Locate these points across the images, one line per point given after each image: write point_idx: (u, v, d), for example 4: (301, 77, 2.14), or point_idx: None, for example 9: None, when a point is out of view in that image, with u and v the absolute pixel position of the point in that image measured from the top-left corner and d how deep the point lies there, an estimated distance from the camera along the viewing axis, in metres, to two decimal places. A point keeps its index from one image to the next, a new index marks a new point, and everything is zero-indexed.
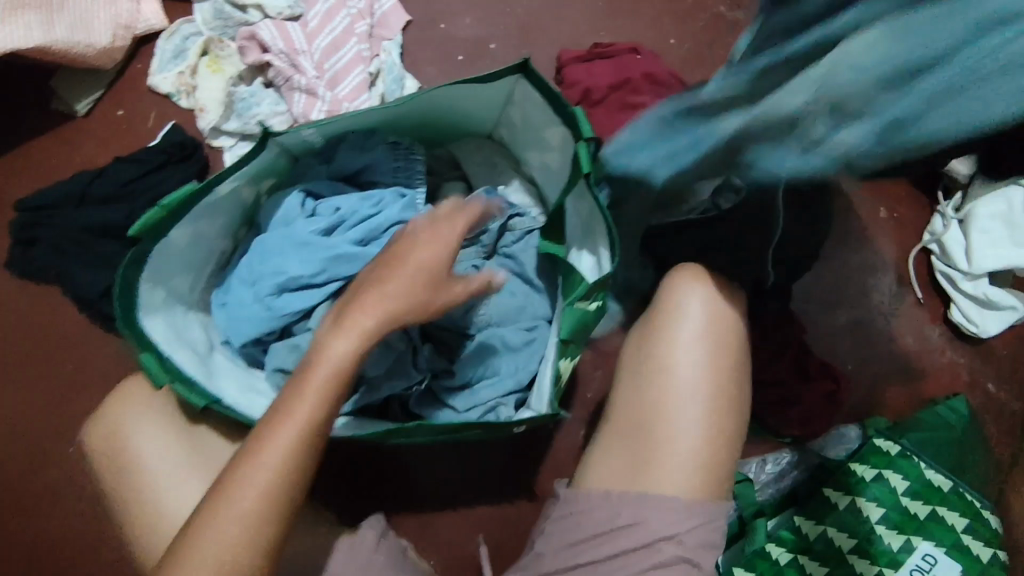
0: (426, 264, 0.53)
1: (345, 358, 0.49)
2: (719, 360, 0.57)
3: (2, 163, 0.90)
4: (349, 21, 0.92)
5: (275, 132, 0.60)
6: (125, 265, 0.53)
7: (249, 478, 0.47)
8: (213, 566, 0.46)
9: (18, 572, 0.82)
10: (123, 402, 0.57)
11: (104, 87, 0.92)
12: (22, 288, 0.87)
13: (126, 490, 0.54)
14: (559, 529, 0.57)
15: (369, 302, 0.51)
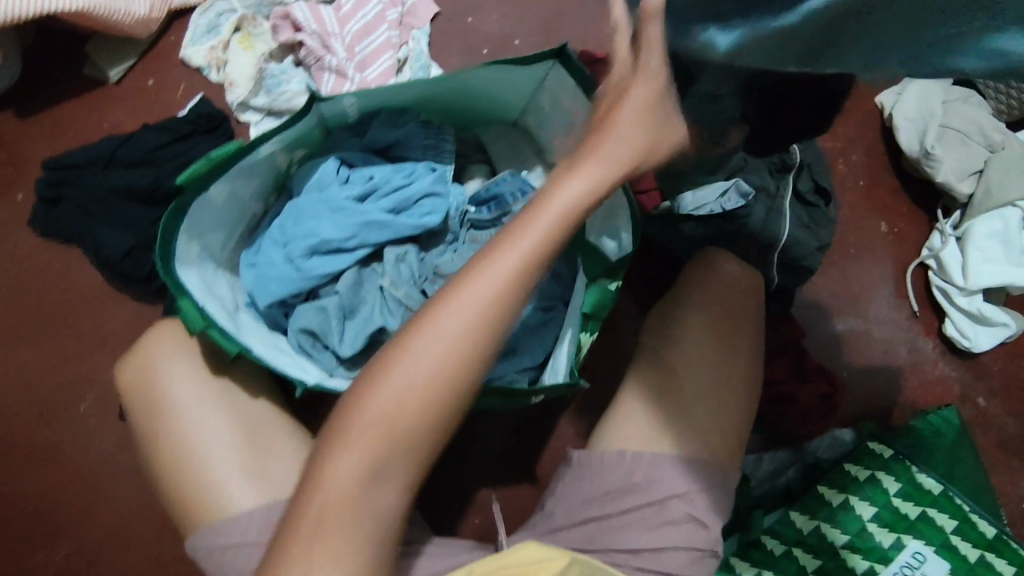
0: (646, 106, 0.49)
1: (577, 197, 0.48)
2: (732, 342, 0.63)
3: (31, 122, 0.91)
4: (381, 7, 0.94)
5: (318, 99, 0.62)
6: (168, 214, 0.55)
7: (464, 306, 0.46)
8: (417, 387, 0.46)
9: (25, 520, 0.84)
10: (153, 348, 0.61)
11: (137, 55, 0.94)
12: (43, 246, 0.89)
13: (155, 429, 0.58)
14: (576, 491, 0.62)
15: (597, 145, 0.49)
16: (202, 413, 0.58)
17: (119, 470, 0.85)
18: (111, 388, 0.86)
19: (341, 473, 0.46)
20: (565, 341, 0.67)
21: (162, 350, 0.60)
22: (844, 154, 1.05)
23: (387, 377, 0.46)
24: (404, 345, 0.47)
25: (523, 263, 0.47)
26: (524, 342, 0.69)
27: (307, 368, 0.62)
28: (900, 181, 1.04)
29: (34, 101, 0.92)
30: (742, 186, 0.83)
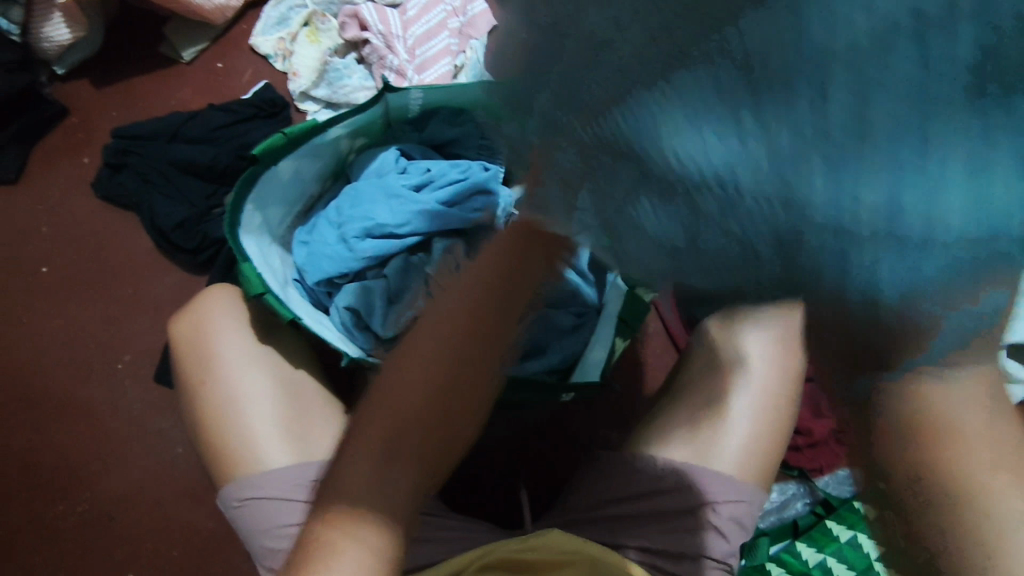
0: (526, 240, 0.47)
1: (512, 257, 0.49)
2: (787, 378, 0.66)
3: (104, 92, 0.96)
4: (443, 15, 0.97)
5: (389, 89, 0.66)
6: (241, 182, 0.58)
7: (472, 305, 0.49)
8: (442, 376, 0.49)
9: (46, 471, 0.85)
10: (206, 311, 0.75)
11: (210, 40, 0.99)
12: (100, 209, 0.93)
13: (200, 379, 0.71)
14: (597, 487, 0.69)
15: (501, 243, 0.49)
16: (241, 371, 0.71)
17: (144, 433, 0.87)
18: (148, 351, 0.89)
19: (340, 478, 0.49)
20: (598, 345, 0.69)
21: (215, 319, 0.74)
22: None
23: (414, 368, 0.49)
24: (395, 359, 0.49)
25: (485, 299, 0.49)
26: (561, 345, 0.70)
27: (350, 345, 0.65)
28: None
29: (109, 73, 0.97)
30: None
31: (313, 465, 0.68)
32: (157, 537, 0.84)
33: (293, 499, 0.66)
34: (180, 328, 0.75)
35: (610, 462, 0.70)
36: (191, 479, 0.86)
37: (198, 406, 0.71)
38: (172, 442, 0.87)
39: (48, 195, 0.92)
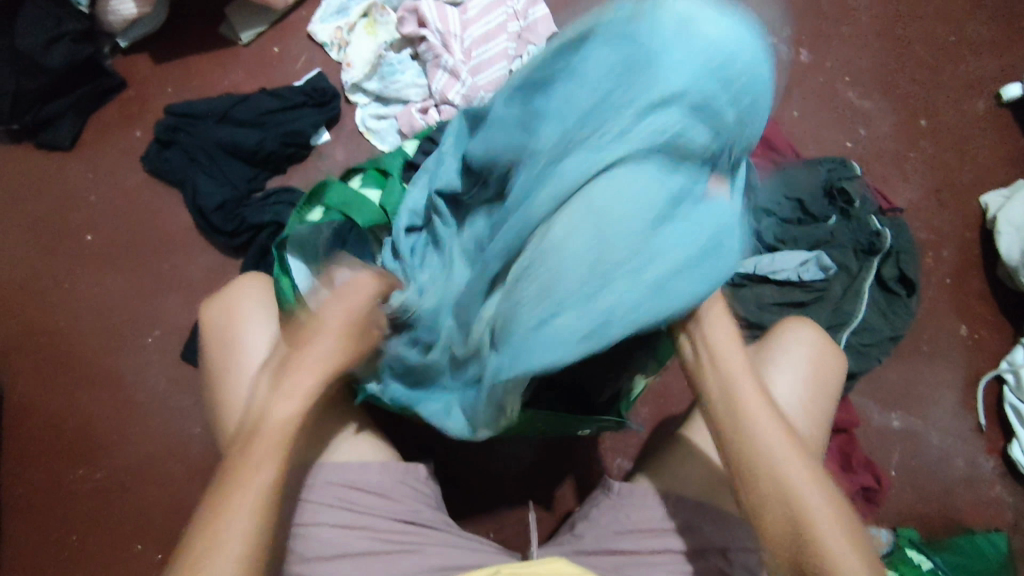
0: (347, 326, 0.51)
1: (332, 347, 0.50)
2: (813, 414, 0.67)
3: (162, 67, 0.97)
4: (504, 19, 0.96)
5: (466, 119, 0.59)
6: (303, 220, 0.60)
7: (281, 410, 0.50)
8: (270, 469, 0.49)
9: (67, 436, 0.87)
10: (236, 297, 0.75)
11: (269, 23, 0.99)
12: (147, 182, 0.94)
13: (225, 366, 0.72)
14: (609, 518, 0.66)
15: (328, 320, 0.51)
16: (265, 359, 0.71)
17: (166, 409, 0.88)
18: (178, 328, 0.90)
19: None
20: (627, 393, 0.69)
21: (246, 303, 0.74)
22: (935, 249, 1.10)
23: (250, 462, 0.49)
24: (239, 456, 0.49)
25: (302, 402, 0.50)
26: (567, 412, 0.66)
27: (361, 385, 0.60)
28: (988, 287, 1.09)
29: (168, 49, 0.98)
30: (824, 261, 0.96)
31: (328, 465, 0.64)
32: (167, 514, 0.85)
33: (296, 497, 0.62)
34: (214, 308, 0.75)
35: (613, 493, 0.68)
36: (204, 461, 0.87)
37: (220, 397, 0.71)
38: (192, 422, 0.88)
39: (98, 164, 0.94)
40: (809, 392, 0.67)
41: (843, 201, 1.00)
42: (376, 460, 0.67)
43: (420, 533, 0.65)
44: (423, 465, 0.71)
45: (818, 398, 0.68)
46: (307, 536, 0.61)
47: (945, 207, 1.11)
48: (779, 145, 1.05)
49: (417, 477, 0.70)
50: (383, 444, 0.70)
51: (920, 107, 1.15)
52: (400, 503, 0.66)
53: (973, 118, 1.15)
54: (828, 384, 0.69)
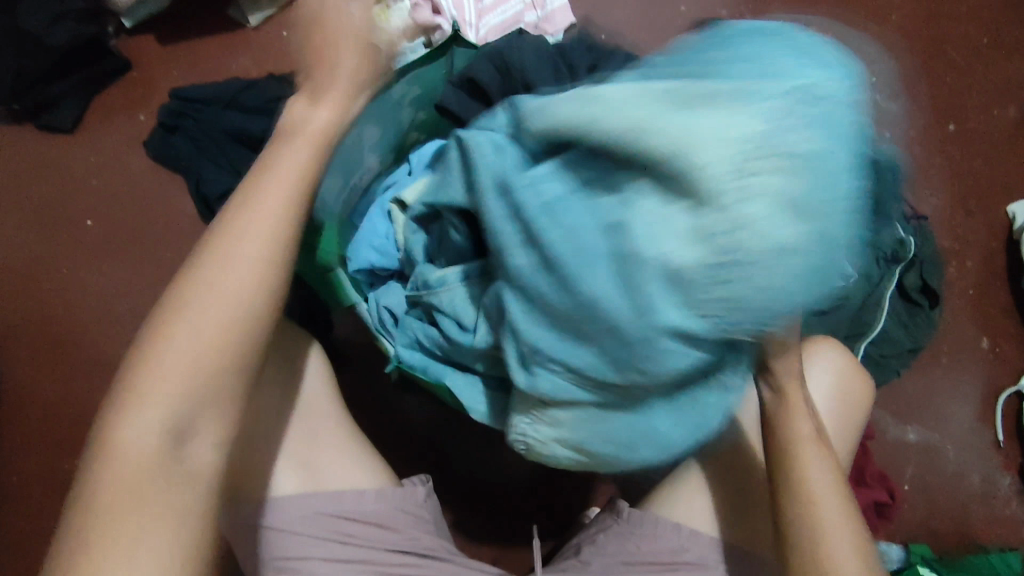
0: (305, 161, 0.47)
1: (295, 174, 0.46)
2: (842, 442, 0.69)
3: (167, 49, 0.94)
4: (520, 9, 0.99)
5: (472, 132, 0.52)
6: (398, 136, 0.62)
7: (230, 247, 0.45)
8: (207, 318, 0.44)
9: (65, 427, 0.85)
10: None
11: (278, 7, 0.97)
12: (150, 168, 0.92)
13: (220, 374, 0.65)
14: (616, 547, 0.66)
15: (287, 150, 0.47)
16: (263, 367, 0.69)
17: None
18: None
19: (169, 346, 0.44)
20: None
21: None
22: (958, 258, 1.06)
23: (185, 303, 0.44)
24: (175, 300, 0.45)
25: (254, 243, 0.45)
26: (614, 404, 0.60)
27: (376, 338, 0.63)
28: (1011, 300, 1.06)
29: (175, 31, 0.95)
30: None
31: (323, 495, 0.61)
32: None
33: (291, 531, 0.60)
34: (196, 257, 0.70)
35: (620, 519, 0.68)
36: None
37: None
38: None
39: (101, 148, 0.92)
40: (835, 419, 0.69)
41: None
42: (372, 488, 0.64)
43: (418, 564, 0.65)
44: (425, 479, 0.69)
45: (851, 414, 0.69)
46: (301, 570, 0.60)
47: (970, 215, 1.08)
48: None
49: (419, 495, 0.68)
50: (380, 465, 0.67)
51: (949, 110, 1.11)
52: (399, 531, 0.65)
53: (1003, 124, 1.12)
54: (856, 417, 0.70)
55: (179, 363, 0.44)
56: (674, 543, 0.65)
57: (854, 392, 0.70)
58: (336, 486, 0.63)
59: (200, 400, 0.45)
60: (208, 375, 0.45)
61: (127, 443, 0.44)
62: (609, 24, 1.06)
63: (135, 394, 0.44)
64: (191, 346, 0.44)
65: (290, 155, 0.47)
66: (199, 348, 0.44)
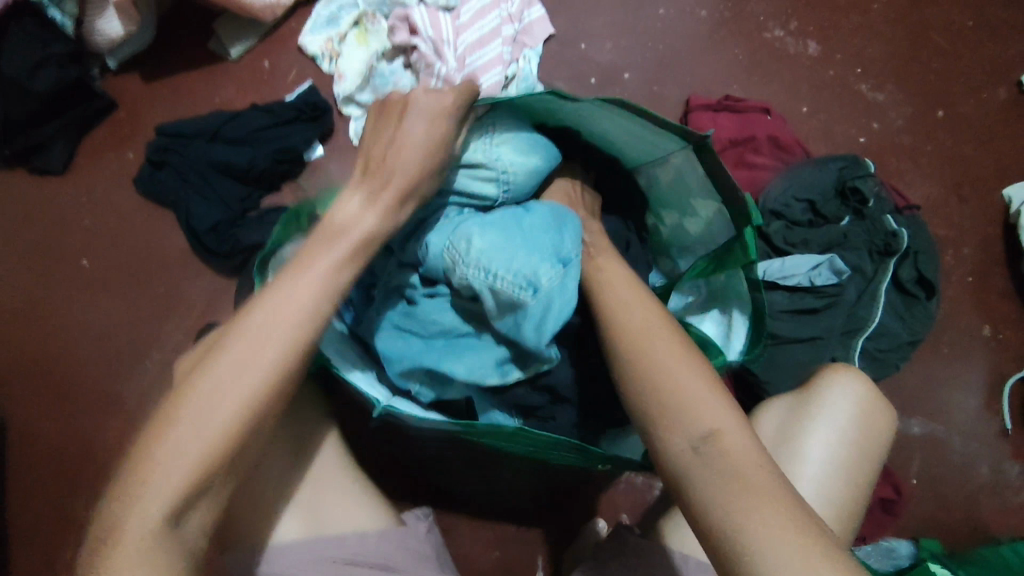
0: (333, 282, 0.52)
1: (327, 286, 0.52)
2: (856, 471, 0.68)
3: (151, 86, 0.96)
4: (498, 23, 0.98)
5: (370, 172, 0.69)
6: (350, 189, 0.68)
7: (253, 347, 0.48)
8: (225, 417, 0.47)
9: (70, 464, 0.87)
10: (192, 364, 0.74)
11: (258, 37, 0.98)
12: (140, 204, 0.93)
13: None
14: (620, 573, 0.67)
15: (317, 256, 0.53)
16: None
17: None
18: (175, 353, 0.89)
19: (191, 412, 0.46)
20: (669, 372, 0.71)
21: None
22: (955, 246, 1.05)
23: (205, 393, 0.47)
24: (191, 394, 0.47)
25: (278, 356, 0.49)
26: (560, 410, 0.70)
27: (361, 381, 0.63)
28: (1011, 285, 1.04)
29: (158, 68, 0.96)
30: (836, 265, 0.92)
31: (325, 538, 0.62)
32: None
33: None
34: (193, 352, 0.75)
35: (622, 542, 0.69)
36: None
37: None
38: None
39: (92, 188, 0.93)
40: (850, 451, 0.68)
41: (856, 201, 0.96)
42: (373, 527, 0.65)
43: None
44: (428, 513, 0.73)
45: (867, 442, 0.69)
46: None
47: (964, 201, 1.06)
48: (786, 141, 1.01)
49: (419, 529, 0.69)
50: (383, 508, 0.69)
51: (938, 96, 1.10)
52: (403, 568, 0.64)
53: (994, 108, 1.10)
54: (874, 443, 0.69)
55: (193, 433, 0.46)
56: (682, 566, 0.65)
57: (870, 418, 0.70)
58: (340, 530, 0.64)
59: (211, 474, 0.47)
60: (224, 455, 0.47)
61: (133, 523, 0.44)
62: (587, 30, 1.06)
63: (161, 452, 0.46)
64: (206, 439, 0.46)
65: (314, 270, 0.52)
66: (212, 439, 0.46)
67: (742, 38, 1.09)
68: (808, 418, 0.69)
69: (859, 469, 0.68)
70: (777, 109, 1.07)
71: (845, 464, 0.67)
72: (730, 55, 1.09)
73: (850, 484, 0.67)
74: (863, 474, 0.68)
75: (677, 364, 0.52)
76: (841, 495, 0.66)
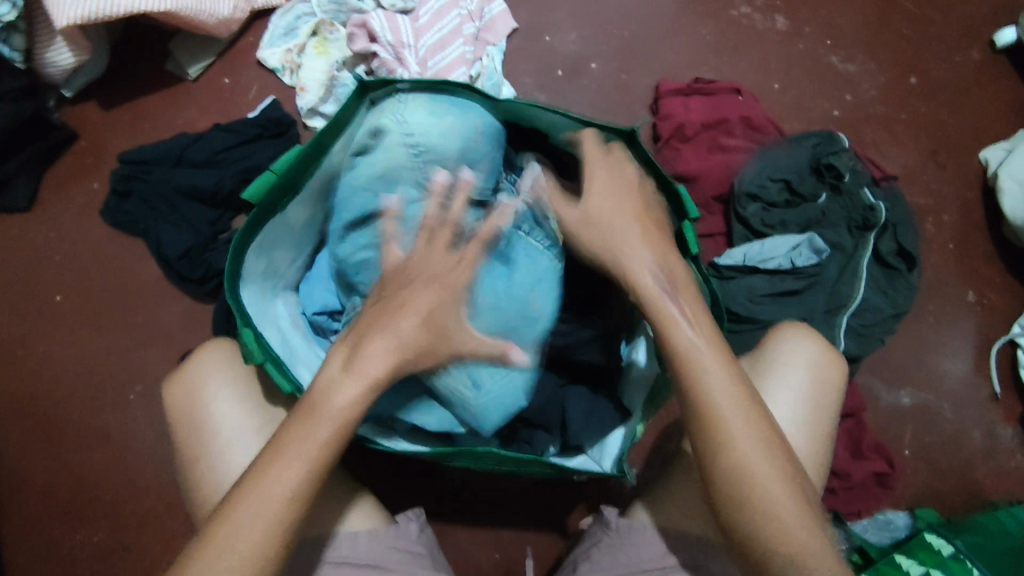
0: (387, 357, 0.56)
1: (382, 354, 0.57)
2: (817, 429, 0.68)
3: (112, 114, 0.94)
4: (458, 22, 0.97)
5: (301, 179, 0.68)
6: (284, 194, 0.67)
7: (323, 416, 0.54)
8: (297, 474, 0.53)
9: (62, 500, 0.86)
10: (180, 381, 0.73)
11: (216, 54, 0.96)
12: (110, 234, 0.92)
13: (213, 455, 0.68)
14: (610, 560, 0.67)
15: (376, 337, 0.57)
16: (243, 442, 0.69)
17: (154, 460, 0.87)
18: (158, 382, 0.89)
19: (273, 474, 0.53)
20: (640, 364, 0.73)
21: (210, 382, 0.72)
22: (935, 214, 1.04)
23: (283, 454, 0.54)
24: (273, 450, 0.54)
25: (340, 421, 0.55)
26: (536, 435, 0.74)
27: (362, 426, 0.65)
28: (994, 248, 1.04)
29: (116, 95, 0.95)
30: (816, 243, 0.91)
31: (318, 543, 0.65)
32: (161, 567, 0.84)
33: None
34: (183, 368, 0.73)
35: (608, 530, 0.70)
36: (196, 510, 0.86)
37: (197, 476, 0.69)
38: None
39: (60, 221, 0.92)
40: (806, 407, 0.68)
41: (832, 176, 0.95)
42: (363, 531, 0.67)
43: None
44: (423, 511, 0.73)
45: (823, 396, 0.69)
46: None
47: (942, 167, 1.06)
48: (758, 121, 1.00)
49: (412, 526, 0.71)
50: (374, 510, 0.70)
51: (910, 63, 1.09)
52: (394, 567, 0.66)
53: (967, 69, 1.09)
54: (831, 397, 0.69)
55: (252, 518, 0.52)
56: (674, 550, 0.66)
57: (821, 372, 0.69)
58: (332, 533, 0.66)
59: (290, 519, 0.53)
60: (297, 502, 0.54)
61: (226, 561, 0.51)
62: (550, 21, 1.04)
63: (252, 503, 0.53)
64: (286, 490, 0.53)
65: (374, 348, 0.57)
66: (290, 492, 0.53)
67: (708, 18, 1.08)
68: (764, 382, 0.69)
69: (818, 425, 0.68)
70: (747, 88, 1.05)
71: (804, 424, 0.67)
72: (697, 35, 1.07)
73: (813, 442, 0.67)
74: (826, 430, 0.68)
75: (745, 416, 0.56)
76: (804, 455, 0.66)
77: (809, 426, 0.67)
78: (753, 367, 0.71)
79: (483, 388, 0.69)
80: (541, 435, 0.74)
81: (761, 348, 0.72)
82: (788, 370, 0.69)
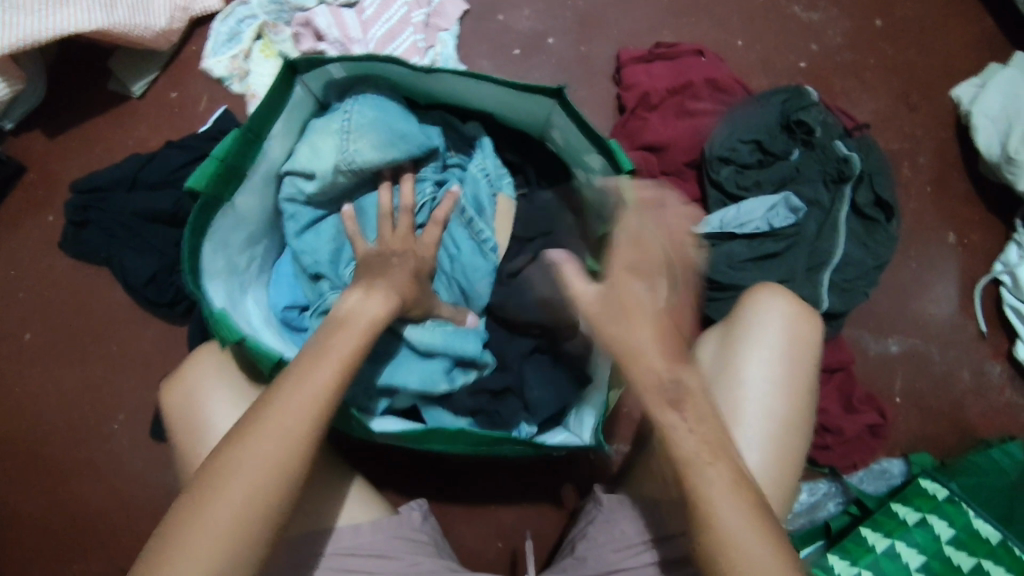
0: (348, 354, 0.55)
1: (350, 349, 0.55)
2: (799, 390, 0.67)
3: (59, 142, 0.91)
4: (406, 10, 0.93)
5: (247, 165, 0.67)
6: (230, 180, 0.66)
7: (281, 415, 0.52)
8: (256, 475, 0.50)
9: (57, 538, 0.86)
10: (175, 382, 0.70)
11: (160, 68, 0.93)
12: (73, 267, 0.90)
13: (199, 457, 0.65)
14: (605, 537, 0.67)
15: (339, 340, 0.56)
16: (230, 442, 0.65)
17: (146, 488, 0.86)
18: (140, 412, 0.88)
19: (232, 478, 0.50)
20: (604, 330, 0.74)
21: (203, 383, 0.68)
22: (910, 157, 1.03)
23: (241, 453, 0.51)
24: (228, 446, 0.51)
25: (299, 423, 0.52)
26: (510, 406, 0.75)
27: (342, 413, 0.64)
28: (971, 186, 1.03)
29: (61, 121, 0.91)
30: (792, 203, 0.90)
31: (319, 536, 0.64)
32: None
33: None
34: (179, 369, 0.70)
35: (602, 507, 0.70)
36: None
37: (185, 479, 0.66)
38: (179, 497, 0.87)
39: (20, 259, 0.90)
40: (785, 368, 0.67)
41: (803, 132, 0.93)
42: (365, 520, 0.66)
43: None
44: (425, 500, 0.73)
45: (801, 354, 0.68)
46: None
47: (914, 109, 1.04)
48: (724, 83, 0.98)
49: (416, 515, 0.70)
50: (375, 500, 0.69)
51: (874, 5, 1.06)
52: (398, 557, 0.65)
53: (931, 6, 1.07)
54: (811, 357, 0.69)
55: (216, 526, 0.49)
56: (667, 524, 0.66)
57: (799, 331, 0.69)
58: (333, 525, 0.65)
59: (250, 526, 0.50)
60: (259, 508, 0.50)
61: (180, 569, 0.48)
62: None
63: (203, 511, 0.49)
64: (247, 492, 0.50)
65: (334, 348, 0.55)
66: (249, 496, 0.50)
67: None
68: (740, 348, 0.69)
69: (800, 386, 0.67)
70: (711, 48, 1.03)
71: (784, 385, 0.67)
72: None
73: (795, 403, 0.67)
74: (807, 390, 0.68)
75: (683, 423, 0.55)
76: (786, 417, 0.66)
77: (786, 385, 0.67)
78: (729, 333, 0.71)
79: (454, 343, 0.72)
80: (511, 403, 0.75)
81: (737, 312, 0.72)
82: (763, 333, 0.68)
